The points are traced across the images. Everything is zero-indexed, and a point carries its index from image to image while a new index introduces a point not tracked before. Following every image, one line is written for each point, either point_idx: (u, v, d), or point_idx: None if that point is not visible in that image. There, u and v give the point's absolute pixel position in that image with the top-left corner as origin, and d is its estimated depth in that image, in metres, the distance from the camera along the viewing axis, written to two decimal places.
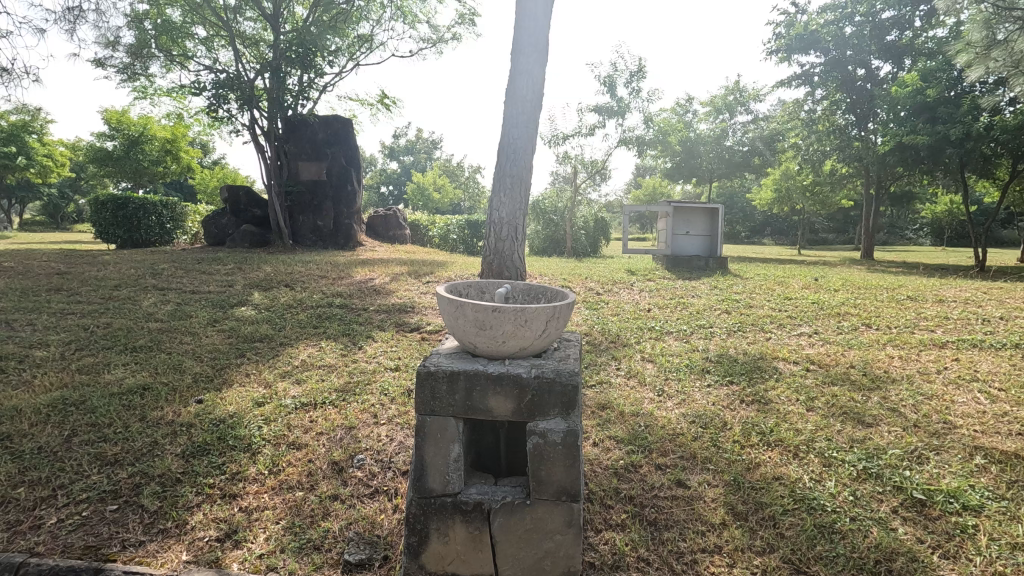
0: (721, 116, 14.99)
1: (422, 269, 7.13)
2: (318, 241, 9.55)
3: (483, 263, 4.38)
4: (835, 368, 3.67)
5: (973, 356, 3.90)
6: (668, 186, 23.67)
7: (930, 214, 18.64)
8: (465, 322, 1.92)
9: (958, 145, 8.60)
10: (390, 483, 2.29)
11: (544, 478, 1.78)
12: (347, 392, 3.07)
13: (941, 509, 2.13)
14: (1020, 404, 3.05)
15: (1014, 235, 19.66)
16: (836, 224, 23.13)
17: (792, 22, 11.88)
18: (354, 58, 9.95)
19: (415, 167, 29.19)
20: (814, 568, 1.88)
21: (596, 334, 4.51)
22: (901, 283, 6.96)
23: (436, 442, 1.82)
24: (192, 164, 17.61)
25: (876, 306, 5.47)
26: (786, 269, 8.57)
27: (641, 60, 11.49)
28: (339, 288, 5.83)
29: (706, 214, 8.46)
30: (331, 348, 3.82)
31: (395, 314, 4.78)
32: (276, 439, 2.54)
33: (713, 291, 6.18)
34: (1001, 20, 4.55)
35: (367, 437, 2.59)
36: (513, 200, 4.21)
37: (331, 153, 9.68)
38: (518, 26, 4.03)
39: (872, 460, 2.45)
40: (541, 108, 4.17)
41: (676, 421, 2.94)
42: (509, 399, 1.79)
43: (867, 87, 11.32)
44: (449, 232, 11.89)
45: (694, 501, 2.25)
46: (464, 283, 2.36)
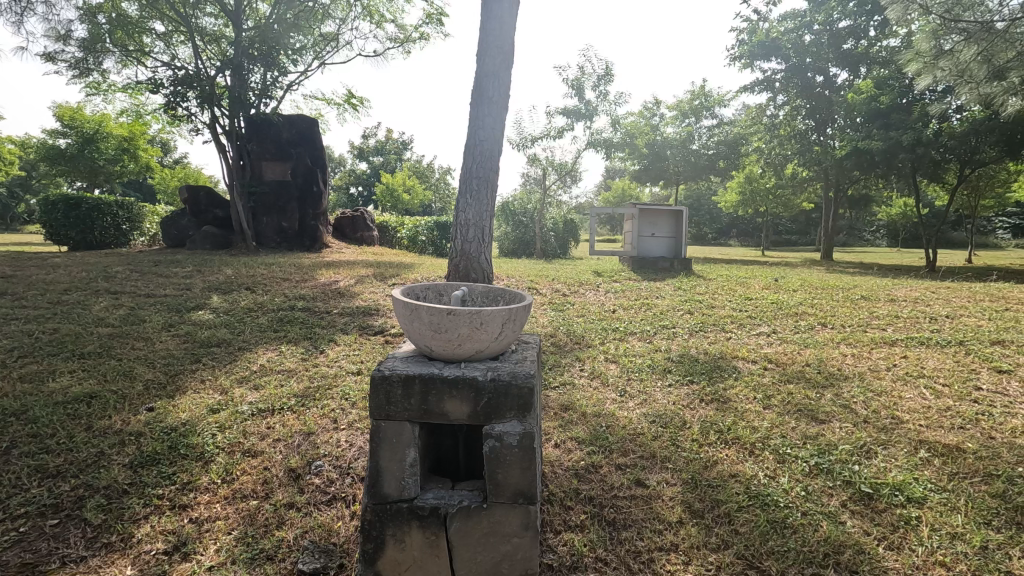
0: (687, 121, 15.42)
1: (389, 271, 7.04)
2: (284, 243, 9.40)
3: (449, 264, 4.36)
4: (791, 367, 3.76)
5: (920, 353, 4.06)
6: (636, 188, 23.92)
7: (886, 216, 19.34)
8: (421, 325, 1.90)
9: (909, 150, 8.96)
10: (348, 490, 2.25)
11: (501, 480, 1.77)
12: (307, 397, 3.00)
13: (887, 501, 2.20)
14: (962, 399, 3.19)
15: (963, 237, 20.57)
16: (799, 226, 23.86)
17: (754, 29, 12.19)
18: (321, 57, 9.78)
19: (384, 167, 28.69)
20: (766, 564, 1.91)
21: (561, 335, 4.54)
22: (857, 284, 7.18)
23: (392, 447, 1.79)
24: (151, 164, 17.06)
25: (831, 306, 5.63)
26: (749, 270, 8.76)
27: (609, 64, 11.60)
28: (302, 291, 5.71)
29: (671, 216, 8.61)
30: (292, 352, 3.74)
31: (359, 317, 4.71)
32: (230, 447, 2.47)
33: (677, 292, 6.28)
34: (946, 33, 4.78)
35: (326, 443, 2.54)
36: (479, 201, 4.19)
37: (297, 153, 9.51)
38: (485, 27, 4.02)
39: (824, 456, 2.53)
40: (507, 109, 4.17)
41: (637, 420, 2.97)
42: (466, 402, 1.78)
43: (826, 94, 11.67)
44: (418, 233, 11.79)
45: (652, 500, 2.27)
46: (422, 285, 2.34)
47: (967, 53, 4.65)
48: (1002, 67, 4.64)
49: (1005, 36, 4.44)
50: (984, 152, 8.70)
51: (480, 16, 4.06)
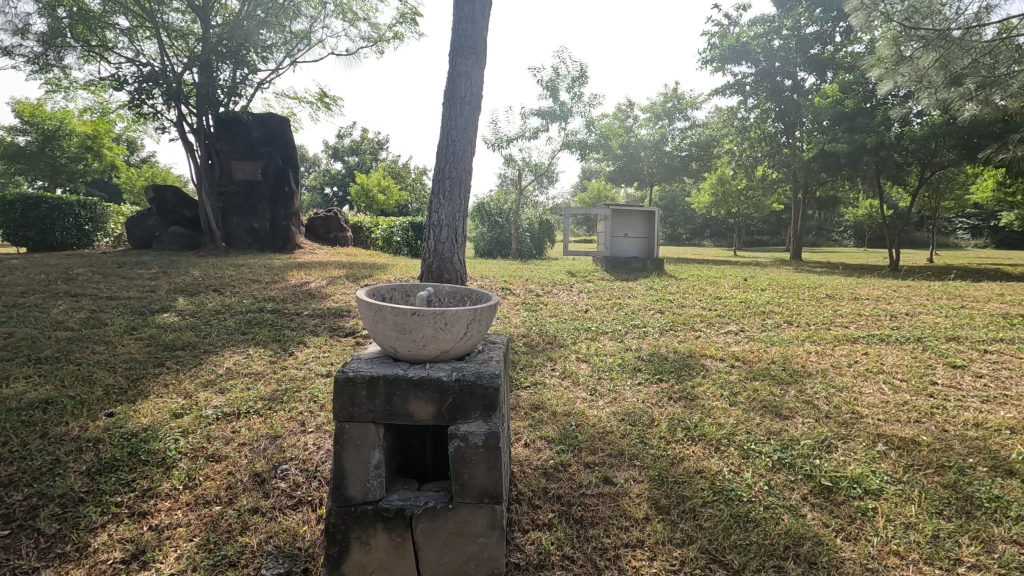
0: (660, 122, 15.70)
1: (361, 272, 6.97)
2: (254, 244, 9.16)
3: (422, 264, 4.32)
4: (757, 364, 3.85)
5: (880, 350, 4.19)
6: (612, 189, 24.08)
7: (852, 217, 19.89)
8: (385, 327, 1.89)
9: (873, 152, 9.25)
10: (315, 493, 2.23)
11: (466, 480, 1.77)
12: (274, 400, 2.96)
13: (845, 494, 2.27)
14: (919, 394, 3.30)
15: (926, 237, 21.28)
16: (770, 226, 24.37)
17: (725, 33, 12.44)
18: (292, 55, 9.63)
19: (359, 167, 28.25)
20: (728, 557, 1.95)
21: (533, 335, 4.55)
22: (823, 283, 7.36)
23: (356, 449, 1.78)
24: (117, 162, 16.56)
25: (798, 304, 5.77)
26: (719, 270, 8.89)
27: (584, 65, 11.67)
28: (272, 292, 5.62)
29: (643, 217, 8.72)
30: (260, 354, 3.68)
31: (330, 318, 4.65)
32: (194, 452, 2.42)
33: (648, 292, 6.36)
34: (906, 41, 4.93)
35: (292, 447, 2.50)
36: (452, 202, 4.17)
37: (268, 153, 9.29)
38: (456, 27, 4.02)
39: (786, 451, 2.59)
40: (481, 109, 4.16)
41: (606, 419, 3.00)
42: (430, 403, 1.77)
43: (794, 97, 11.94)
44: (393, 234, 11.69)
45: (619, 498, 2.29)
46: (387, 286, 2.34)
47: (926, 60, 4.83)
48: (957, 74, 4.83)
49: (961, 44, 4.63)
50: (943, 156, 9.02)
51: (452, 17, 4.06)
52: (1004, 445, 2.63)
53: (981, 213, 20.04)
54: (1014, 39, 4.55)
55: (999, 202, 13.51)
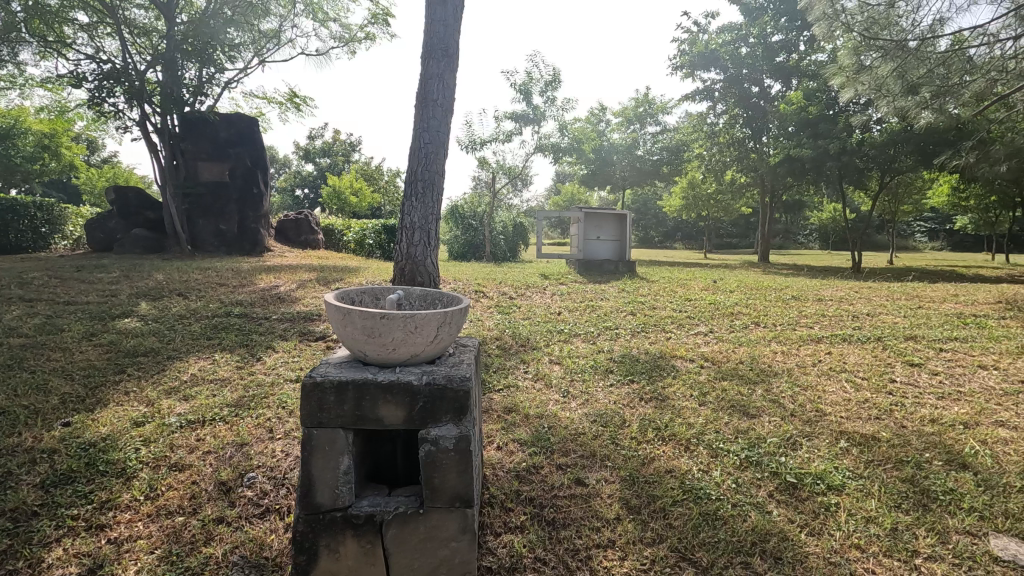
0: (632, 126, 15.94)
1: (332, 276, 6.87)
2: (223, 246, 8.91)
3: (394, 267, 4.27)
4: (726, 364, 3.93)
5: (843, 349, 4.32)
6: (585, 192, 24.29)
7: (817, 220, 20.50)
8: (354, 331, 1.86)
9: (836, 158, 9.58)
10: (282, 501, 2.18)
11: (437, 484, 1.75)
12: (241, 407, 2.89)
13: (809, 490, 2.33)
14: (879, 391, 3.42)
15: (886, 240, 22.08)
16: (739, 229, 24.94)
17: (695, 40, 12.70)
18: (261, 54, 9.46)
19: (331, 169, 27.85)
20: (697, 554, 1.98)
21: (506, 338, 4.55)
22: (789, 284, 7.56)
23: (324, 456, 1.75)
24: (76, 162, 15.99)
25: (764, 305, 5.92)
26: (689, 272, 9.05)
27: (557, 69, 11.75)
28: (240, 296, 5.49)
29: (615, 220, 8.83)
30: (227, 360, 3.59)
31: (299, 322, 4.57)
32: (156, 461, 2.34)
33: (620, 294, 6.44)
34: (864, 51, 5.12)
35: (260, 454, 2.45)
36: (425, 205, 4.15)
37: (236, 154, 9.12)
38: (428, 30, 4.02)
39: (753, 449, 2.65)
40: (453, 112, 4.16)
41: (579, 420, 3.02)
42: (400, 407, 1.75)
43: (761, 104, 12.24)
44: (366, 237, 11.56)
45: (591, 498, 2.31)
46: (358, 288, 2.31)
47: (884, 69, 5.02)
48: (913, 83, 5.03)
49: (917, 54, 4.82)
50: (901, 161, 9.37)
51: (423, 21, 4.06)
52: (957, 440, 2.74)
53: (937, 217, 20.90)
54: (965, 51, 4.74)
55: (953, 207, 14.10)
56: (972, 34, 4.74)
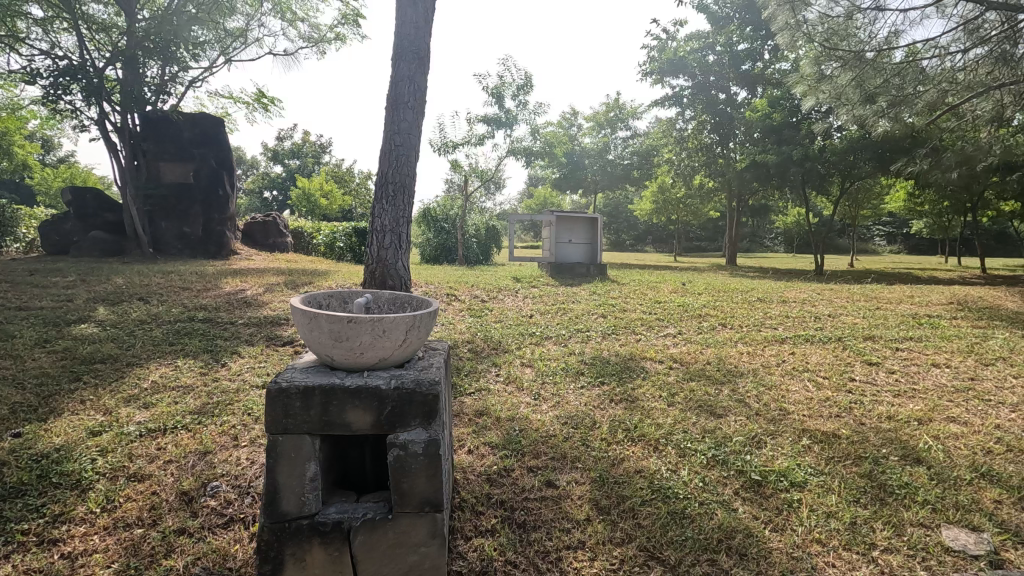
0: (603, 131, 16.18)
1: (301, 279, 6.75)
2: (186, 249, 8.70)
3: (365, 270, 4.22)
4: (694, 365, 4.00)
5: (805, 349, 4.45)
6: (557, 195, 24.44)
7: (782, 224, 21.08)
8: (320, 335, 1.84)
9: (799, 164, 9.89)
10: (247, 510, 2.13)
11: (406, 489, 1.73)
12: (204, 414, 2.81)
13: (773, 487, 2.39)
14: (839, 390, 3.54)
15: (848, 243, 22.84)
16: (708, 233, 25.46)
17: (663, 47, 12.93)
18: (227, 53, 9.24)
19: (301, 171, 27.36)
20: (665, 553, 2.01)
21: (478, 341, 4.54)
22: (754, 286, 7.75)
23: (290, 462, 1.71)
24: (30, 161, 15.37)
25: (731, 307, 6.05)
26: (659, 275, 9.20)
27: (528, 73, 11.79)
28: (204, 301, 5.35)
29: (587, 224, 8.93)
30: (189, 366, 3.49)
31: (267, 327, 4.48)
32: (114, 472, 2.26)
33: (592, 297, 6.50)
34: (825, 61, 5.29)
35: (224, 462, 2.39)
36: (396, 207, 4.11)
37: (201, 154, 8.84)
38: (399, 31, 3.99)
39: (720, 448, 2.70)
40: (424, 114, 4.14)
41: (550, 423, 3.03)
42: (368, 412, 1.73)
43: (728, 110, 12.46)
44: (336, 240, 11.39)
45: (562, 500, 2.32)
46: (325, 292, 2.28)
47: (843, 78, 5.20)
48: (871, 92, 5.22)
49: (874, 65, 5.01)
50: (860, 168, 9.72)
51: (393, 22, 4.03)
52: (912, 436, 2.85)
53: (894, 222, 21.76)
54: (919, 63, 4.95)
55: (910, 212, 14.66)
56: (925, 47, 4.95)
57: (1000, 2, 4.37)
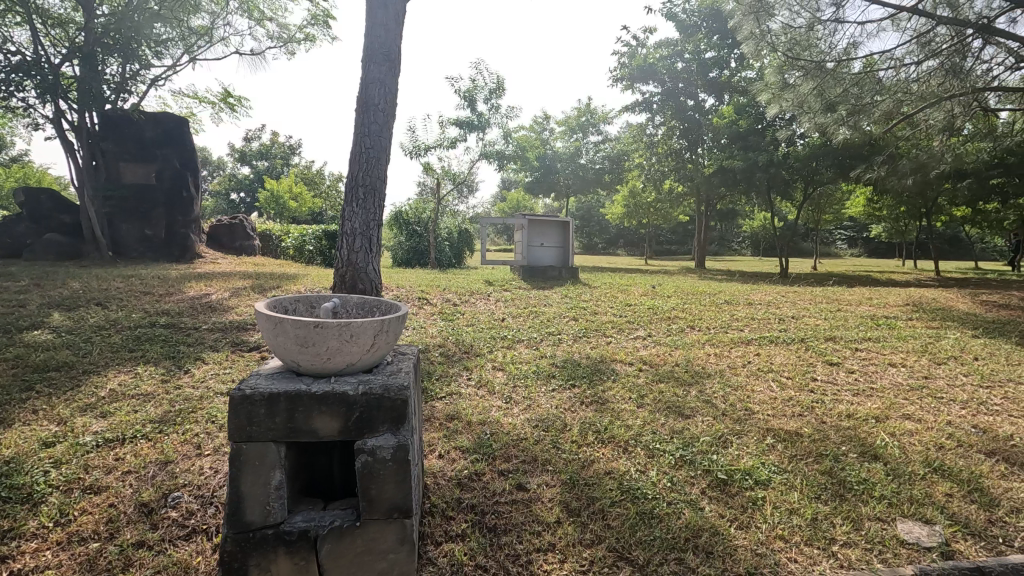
0: (575, 136, 16.42)
1: (269, 283, 6.61)
2: (148, 252, 8.39)
3: (335, 274, 4.17)
4: (663, 367, 4.07)
5: (770, 350, 4.57)
6: (530, 199, 24.53)
7: (749, 228, 21.60)
8: (286, 340, 1.81)
9: (764, 169, 10.18)
10: (210, 521, 2.07)
11: (374, 495, 1.71)
12: (165, 423, 2.73)
13: (739, 485, 2.45)
14: (801, 389, 3.64)
15: (811, 247, 23.55)
16: (678, 236, 25.92)
17: (633, 54, 13.14)
18: (191, 51, 9.00)
19: (269, 172, 26.80)
20: (634, 553, 2.03)
21: (449, 345, 4.52)
22: (721, 289, 7.92)
23: (254, 470, 1.68)
24: None
25: (699, 309, 6.17)
26: (630, 277, 9.31)
27: (500, 77, 11.82)
28: (166, 306, 5.19)
29: (558, 227, 8.97)
30: (150, 374, 3.38)
31: (232, 332, 4.37)
32: (68, 484, 2.18)
33: (563, 300, 6.55)
34: (788, 70, 5.46)
35: (186, 472, 2.32)
36: (366, 210, 4.07)
37: (163, 154, 8.63)
38: (370, 34, 3.96)
39: (688, 448, 2.75)
40: (395, 117, 4.11)
41: (521, 426, 3.04)
42: (336, 418, 1.71)
43: (696, 116, 12.71)
44: (306, 243, 11.20)
45: (532, 503, 2.33)
46: (291, 297, 2.24)
47: (805, 87, 5.37)
48: (831, 101, 5.41)
49: (834, 75, 5.19)
50: (822, 174, 10.04)
51: (363, 24, 4.00)
52: (870, 433, 2.95)
53: (855, 226, 22.54)
54: (876, 73, 5.15)
55: (869, 216, 15.20)
56: (881, 58, 5.15)
57: (949, 17, 4.59)
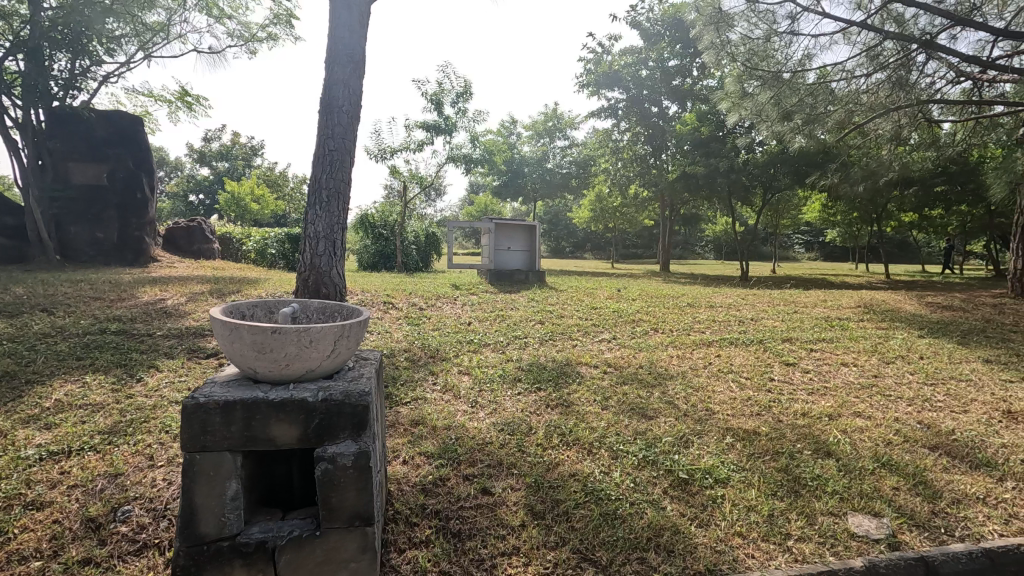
0: (542, 140, 16.71)
1: (228, 288, 6.43)
2: (99, 256, 8.04)
3: (298, 279, 4.09)
4: (627, 369, 4.14)
5: (730, 351, 4.70)
6: (498, 203, 24.59)
7: (711, 233, 22.17)
8: (243, 346, 1.76)
9: (725, 175, 10.48)
10: (163, 535, 1.99)
11: (335, 504, 1.67)
12: (115, 433, 2.62)
13: (699, 484, 2.50)
14: (759, 389, 3.76)
15: (770, 251, 24.32)
16: (644, 240, 26.37)
17: (599, 60, 13.38)
18: (146, 49, 8.69)
19: (230, 174, 26.08)
20: (598, 554, 2.05)
21: (415, 349, 4.48)
22: (684, 292, 8.10)
23: (209, 481, 1.63)
24: None
25: (662, 312, 6.29)
26: (596, 281, 9.42)
27: (467, 81, 11.81)
28: (118, 311, 4.99)
29: (525, 231, 9.01)
30: (100, 382, 3.24)
31: (189, 339, 4.23)
32: (8, 501, 2.07)
33: (530, 303, 6.57)
34: (748, 79, 5.62)
35: (138, 484, 2.23)
36: (330, 213, 4.00)
37: (116, 154, 8.30)
38: (333, 35, 3.90)
39: (650, 449, 2.80)
40: (360, 119, 4.06)
41: (486, 430, 3.03)
42: (295, 426, 1.68)
43: (660, 123, 13.00)
44: (268, 246, 10.93)
45: (497, 507, 2.32)
46: (249, 302, 2.19)
47: (763, 96, 5.56)
48: (788, 110, 5.60)
49: (790, 85, 5.38)
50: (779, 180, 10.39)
51: (326, 25, 3.94)
52: (824, 430, 3.06)
53: (811, 231, 23.39)
54: (828, 84, 5.37)
55: (824, 221, 15.79)
56: (834, 70, 5.38)
57: (895, 32, 4.82)
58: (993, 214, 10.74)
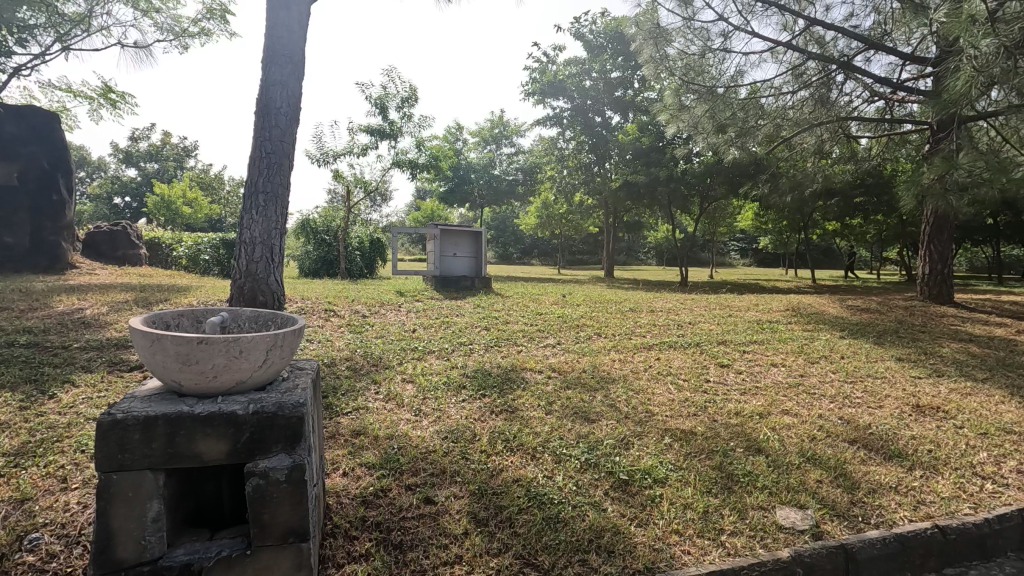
0: (488, 146, 16.91)
1: (156, 296, 6.07)
2: (8, 262, 7.29)
3: (232, 286, 3.91)
4: (570, 374, 4.20)
5: (669, 354, 4.86)
6: (445, 208, 24.46)
7: (653, 239, 22.90)
8: (166, 358, 1.67)
9: (665, 184, 10.86)
10: (76, 563, 1.85)
11: (267, 521, 1.59)
12: (23, 456, 2.41)
13: (638, 485, 2.57)
14: (695, 390, 3.90)
15: (708, 257, 25.42)
16: (589, 246, 26.95)
17: (544, 70, 13.63)
18: (65, 41, 8.11)
19: (159, 175, 24.65)
20: (540, 557, 2.07)
21: (357, 358, 4.37)
22: (627, 297, 8.32)
23: (127, 502, 1.53)
24: None
25: (605, 317, 6.43)
26: (542, 286, 9.53)
27: (411, 86, 11.70)
28: (29, 322, 4.59)
29: (470, 237, 9.00)
30: (5, 400, 2.97)
31: (110, 351, 3.96)
32: None
33: (475, 309, 6.56)
34: (685, 91, 5.82)
35: (48, 510, 2.06)
36: (266, 218, 3.86)
37: (29, 153, 7.66)
38: (271, 33, 3.78)
39: (592, 452, 2.85)
40: (300, 120, 3.95)
41: (430, 438, 3.00)
42: (223, 440, 1.60)
43: (603, 133, 13.34)
44: (201, 252, 10.40)
45: (439, 516, 2.30)
46: (174, 312, 2.08)
47: (699, 109, 5.80)
48: (722, 123, 5.79)
49: (723, 99, 5.64)
50: (715, 190, 10.87)
51: (263, 23, 3.82)
52: (755, 429, 3.22)
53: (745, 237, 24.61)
54: (758, 99, 5.67)
55: (756, 229, 16.64)
56: (763, 86, 5.68)
57: (818, 53, 5.16)
58: (904, 223, 11.65)
